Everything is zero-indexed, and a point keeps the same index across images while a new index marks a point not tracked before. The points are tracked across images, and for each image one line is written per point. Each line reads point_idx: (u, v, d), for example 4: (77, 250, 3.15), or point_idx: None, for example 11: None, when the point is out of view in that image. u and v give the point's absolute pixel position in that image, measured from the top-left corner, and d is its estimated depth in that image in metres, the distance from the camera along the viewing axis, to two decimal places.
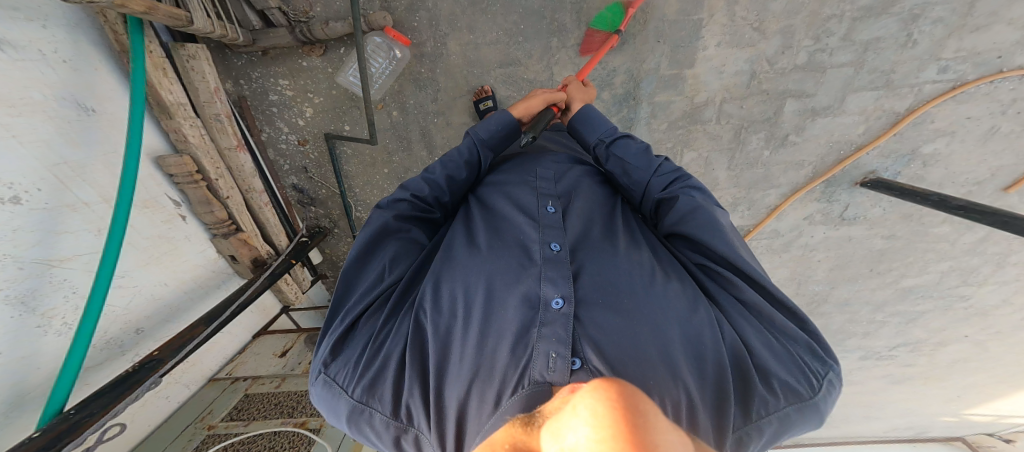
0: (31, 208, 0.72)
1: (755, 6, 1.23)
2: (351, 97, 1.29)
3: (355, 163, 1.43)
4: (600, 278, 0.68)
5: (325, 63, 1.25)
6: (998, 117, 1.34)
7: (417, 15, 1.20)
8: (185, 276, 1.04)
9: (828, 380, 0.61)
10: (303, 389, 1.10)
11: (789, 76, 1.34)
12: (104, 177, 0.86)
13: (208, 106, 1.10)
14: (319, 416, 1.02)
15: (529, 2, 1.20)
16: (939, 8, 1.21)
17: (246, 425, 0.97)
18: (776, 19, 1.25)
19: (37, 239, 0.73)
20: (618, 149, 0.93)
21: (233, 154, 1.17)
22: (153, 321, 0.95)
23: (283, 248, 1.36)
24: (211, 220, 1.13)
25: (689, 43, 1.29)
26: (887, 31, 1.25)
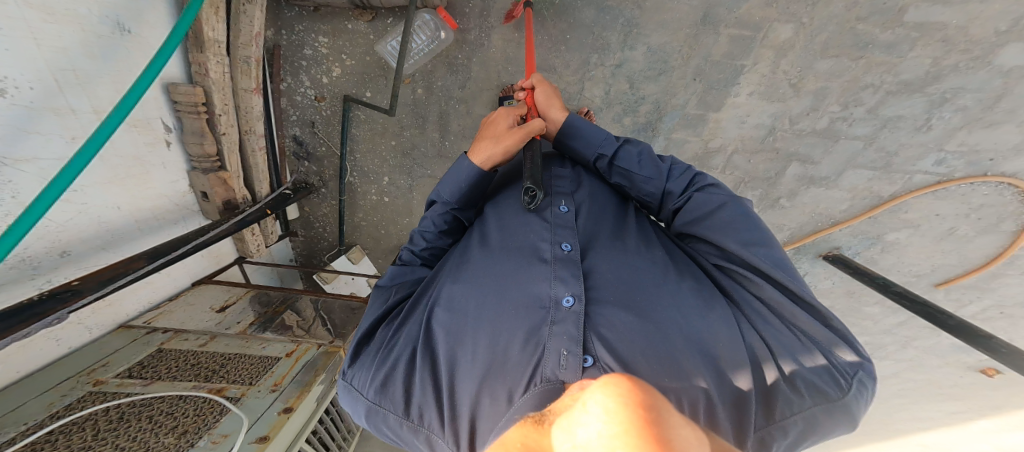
0: (13, 104, 0.64)
1: (801, 61, 1.22)
2: (382, 66, 1.28)
3: (366, 130, 1.40)
4: (613, 278, 0.68)
5: (370, 29, 1.23)
6: (960, 219, 1.45)
7: (470, 2, 1.20)
8: (143, 204, 0.94)
9: (858, 381, 0.56)
10: (231, 352, 0.91)
11: (804, 139, 1.37)
12: (106, 92, 0.80)
13: (243, 48, 1.07)
14: (242, 386, 0.82)
15: (582, 15, 1.20)
16: (968, 96, 1.23)
17: (145, 384, 0.77)
18: (817, 79, 1.25)
19: (3, 135, 0.64)
20: (622, 161, 0.82)
21: (247, 95, 1.13)
22: (86, 245, 0.81)
23: (262, 197, 1.26)
24: (196, 153, 1.04)
25: (724, 88, 1.29)
26: (911, 110, 1.27)
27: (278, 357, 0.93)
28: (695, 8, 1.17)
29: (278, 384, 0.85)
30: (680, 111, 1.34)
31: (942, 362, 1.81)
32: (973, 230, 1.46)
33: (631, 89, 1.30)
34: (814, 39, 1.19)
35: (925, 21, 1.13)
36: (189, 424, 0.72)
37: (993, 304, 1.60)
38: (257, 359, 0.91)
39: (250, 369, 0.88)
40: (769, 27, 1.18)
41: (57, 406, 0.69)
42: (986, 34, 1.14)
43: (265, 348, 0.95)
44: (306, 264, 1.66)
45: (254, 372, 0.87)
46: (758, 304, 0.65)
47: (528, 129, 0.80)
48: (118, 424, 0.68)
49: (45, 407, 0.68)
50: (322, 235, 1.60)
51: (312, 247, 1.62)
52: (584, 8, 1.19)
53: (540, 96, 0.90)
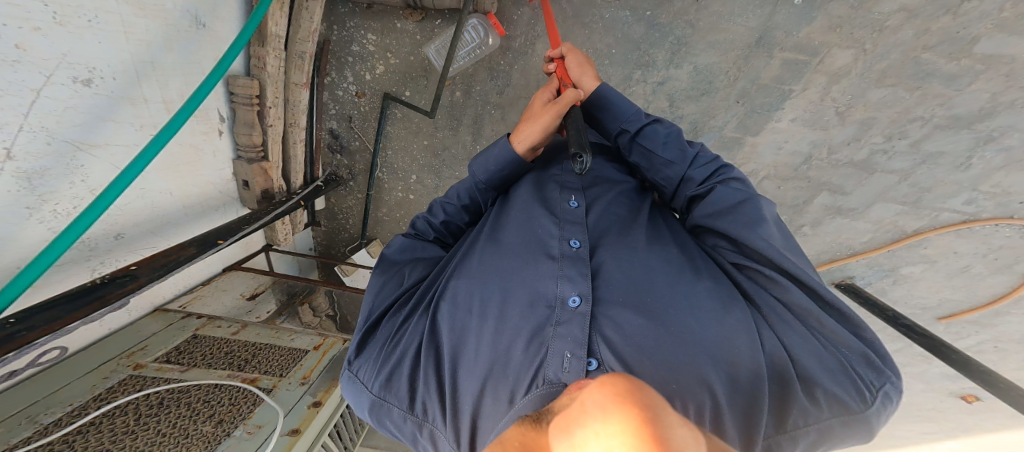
0: (97, 93, 0.68)
1: (852, 90, 1.18)
2: (424, 67, 1.30)
3: (400, 128, 1.41)
4: (624, 276, 0.58)
5: (418, 30, 1.25)
6: (977, 257, 1.38)
7: (520, 10, 1.20)
8: (193, 190, 0.97)
9: (886, 395, 0.48)
10: (261, 342, 0.95)
11: (838, 170, 1.32)
12: (175, 82, 0.84)
13: (300, 43, 1.09)
14: (273, 377, 0.87)
15: (630, 30, 1.19)
16: (1016, 136, 1.16)
17: (183, 371, 0.80)
18: (866, 108, 1.20)
19: (83, 121, 0.67)
20: (646, 140, 0.72)
21: (297, 90, 1.16)
22: (139, 228, 0.83)
23: (297, 188, 1.30)
24: (245, 143, 1.09)
25: (767, 112, 1.26)
26: (954, 147, 1.21)
27: (307, 350, 0.97)
28: (750, 29, 1.14)
29: (307, 376, 0.89)
30: (718, 132, 1.32)
31: (927, 386, 1.71)
32: (987, 269, 1.39)
33: (670, 108, 1.29)
34: (872, 67, 1.13)
35: (994, 54, 1.05)
36: (225, 413, 0.76)
37: (989, 339, 1.51)
38: (286, 350, 0.95)
39: (278, 361, 0.92)
40: (826, 53, 1.14)
41: (100, 388, 0.71)
42: None
43: (294, 340, 0.99)
44: (325, 253, 1.68)
45: (283, 363, 0.91)
46: (783, 309, 0.54)
47: (561, 102, 0.71)
48: (159, 409, 0.72)
49: (89, 389, 0.70)
50: (343, 227, 1.62)
51: (333, 237, 1.64)
52: (633, 24, 1.18)
53: (574, 69, 0.83)
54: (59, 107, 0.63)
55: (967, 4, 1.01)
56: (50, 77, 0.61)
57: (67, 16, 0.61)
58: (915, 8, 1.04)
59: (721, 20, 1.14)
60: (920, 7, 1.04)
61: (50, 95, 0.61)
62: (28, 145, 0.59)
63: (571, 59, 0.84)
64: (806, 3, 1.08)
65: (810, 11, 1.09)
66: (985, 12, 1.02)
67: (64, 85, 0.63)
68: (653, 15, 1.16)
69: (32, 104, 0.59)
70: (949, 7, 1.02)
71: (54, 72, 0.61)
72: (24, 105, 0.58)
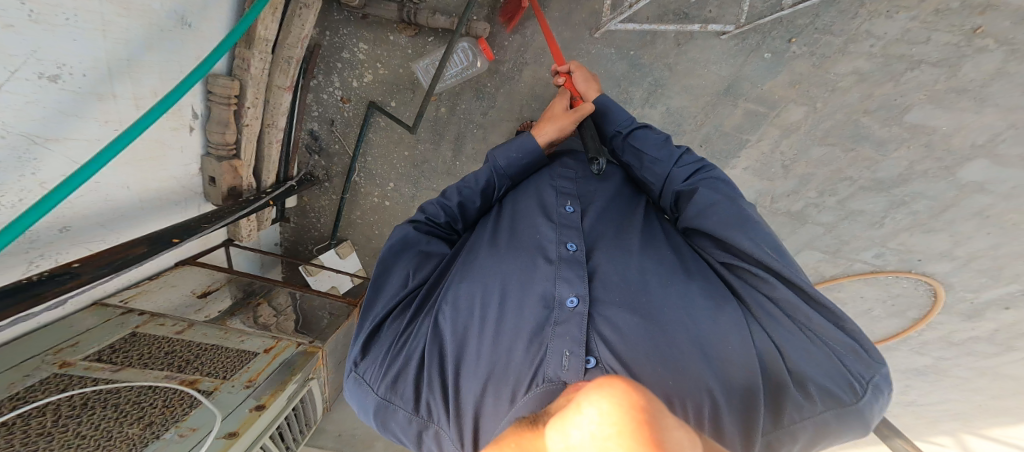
0: (62, 89, 0.64)
1: (799, 146, 1.31)
2: (412, 82, 1.30)
3: (382, 137, 1.40)
4: (620, 280, 0.61)
5: (410, 44, 1.25)
6: (878, 302, 1.60)
7: (512, 36, 1.24)
8: (153, 186, 0.91)
9: (875, 386, 0.50)
10: (208, 344, 0.91)
11: (777, 216, 1.47)
12: (149, 79, 0.79)
13: (288, 48, 1.06)
14: (215, 379, 0.81)
15: (614, 67, 1.26)
16: (923, 202, 1.32)
17: (114, 371, 0.75)
18: (808, 164, 1.34)
19: (43, 116, 0.62)
20: (636, 141, 0.80)
21: (279, 93, 1.11)
22: (88, 221, 0.77)
23: (266, 187, 1.23)
24: (216, 141, 1.02)
25: (724, 158, 1.38)
26: (874, 206, 1.37)
27: (256, 353, 0.93)
28: (722, 78, 1.24)
29: (252, 380, 0.85)
30: None
31: None
32: (885, 313, 1.63)
33: None
34: (819, 124, 1.26)
35: (920, 124, 1.20)
36: (156, 416, 0.70)
37: None
38: (234, 352, 0.91)
39: (225, 363, 0.87)
40: (783, 107, 1.26)
41: (18, 386, 0.65)
42: (964, 145, 1.20)
43: (244, 342, 0.95)
44: (291, 249, 1.61)
45: (229, 365, 0.87)
46: (771, 305, 0.56)
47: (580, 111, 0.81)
48: (82, 410, 0.66)
49: (5, 386, 0.65)
50: (313, 225, 1.56)
51: (302, 234, 1.58)
52: (617, 61, 1.25)
53: (579, 74, 0.91)
54: (19, 101, 0.58)
55: (907, 74, 1.14)
56: (14, 73, 0.57)
57: (44, 15, 0.59)
58: (867, 72, 1.17)
59: (697, 66, 1.24)
60: (870, 72, 1.16)
61: (11, 90, 0.57)
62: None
63: (576, 67, 0.92)
64: (773, 59, 1.20)
65: (776, 66, 1.20)
66: (922, 83, 1.15)
67: (29, 80, 0.59)
68: (636, 55, 1.24)
69: None
70: (892, 75, 1.15)
71: (20, 68, 0.57)
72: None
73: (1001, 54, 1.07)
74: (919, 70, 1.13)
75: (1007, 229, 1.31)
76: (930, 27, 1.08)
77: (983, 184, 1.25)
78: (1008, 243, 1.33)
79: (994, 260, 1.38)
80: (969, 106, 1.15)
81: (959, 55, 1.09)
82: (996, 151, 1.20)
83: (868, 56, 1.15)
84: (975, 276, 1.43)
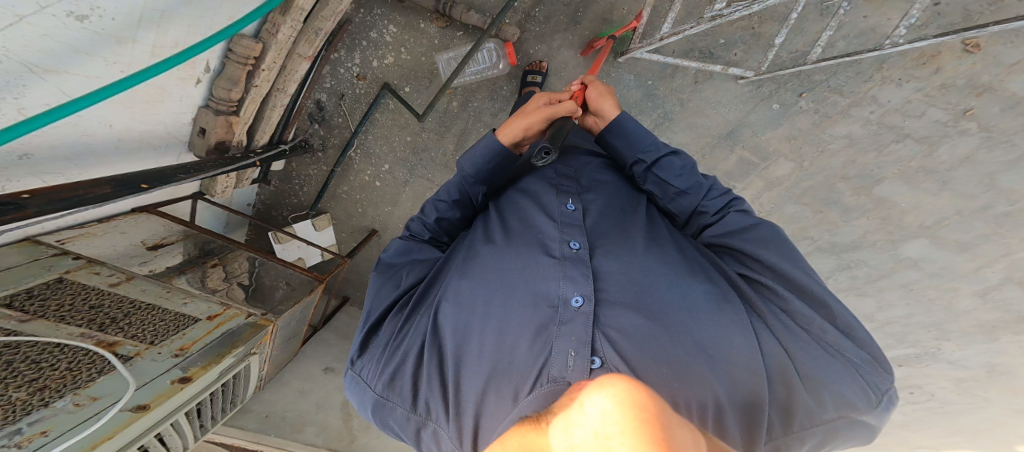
0: (84, 28, 0.64)
1: (777, 200, 1.45)
2: (431, 71, 1.41)
3: (389, 118, 1.48)
4: (626, 278, 0.62)
5: (439, 35, 1.36)
6: None
7: (538, 46, 1.33)
8: (135, 126, 0.89)
9: (887, 397, 0.53)
10: (141, 302, 0.85)
11: None
12: (176, 30, 0.81)
13: (322, 19, 1.11)
14: (139, 344, 0.75)
15: (628, 94, 1.36)
16: (863, 268, 1.47)
17: (22, 321, 0.66)
18: (781, 218, 1.47)
19: (51, 49, 0.61)
20: (660, 172, 0.76)
21: (298, 60, 1.13)
22: (51, 153, 0.72)
23: (257, 148, 1.26)
24: (220, 96, 1.05)
25: None
26: (823, 265, 1.50)
27: (199, 319, 0.89)
28: (728, 121, 1.36)
29: (184, 349, 0.80)
30: None
31: None
32: None
33: None
34: (801, 182, 1.40)
35: (886, 197, 1.34)
36: (53, 381, 0.62)
37: None
38: (170, 315, 0.87)
39: (158, 327, 0.82)
40: (773, 161, 1.39)
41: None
42: (914, 223, 1.35)
43: (186, 305, 0.91)
44: (264, 212, 1.68)
45: (162, 330, 0.82)
46: (785, 315, 0.60)
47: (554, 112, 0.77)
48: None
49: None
50: (294, 193, 1.63)
51: (279, 198, 1.65)
52: (633, 88, 1.36)
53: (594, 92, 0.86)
54: (34, 33, 0.58)
55: (891, 146, 1.27)
56: (44, 8, 0.58)
57: None
58: (858, 138, 1.29)
59: (707, 106, 1.35)
60: (859, 138, 1.29)
61: (32, 22, 0.57)
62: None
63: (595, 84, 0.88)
64: (780, 110, 1.31)
65: (781, 117, 1.32)
66: (900, 158, 1.28)
67: (56, 16, 0.59)
68: (652, 87, 1.34)
69: (8, 26, 0.54)
70: (878, 145, 1.28)
71: (52, 5, 0.58)
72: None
73: (977, 139, 1.21)
74: (902, 143, 1.26)
75: (924, 302, 1.46)
76: (929, 101, 1.20)
77: (917, 261, 1.40)
78: (918, 314, 1.49)
79: (905, 327, 1.53)
80: (931, 187, 1.29)
81: (943, 133, 1.22)
82: (938, 233, 1.34)
83: (865, 121, 1.27)
84: (884, 337, 1.57)
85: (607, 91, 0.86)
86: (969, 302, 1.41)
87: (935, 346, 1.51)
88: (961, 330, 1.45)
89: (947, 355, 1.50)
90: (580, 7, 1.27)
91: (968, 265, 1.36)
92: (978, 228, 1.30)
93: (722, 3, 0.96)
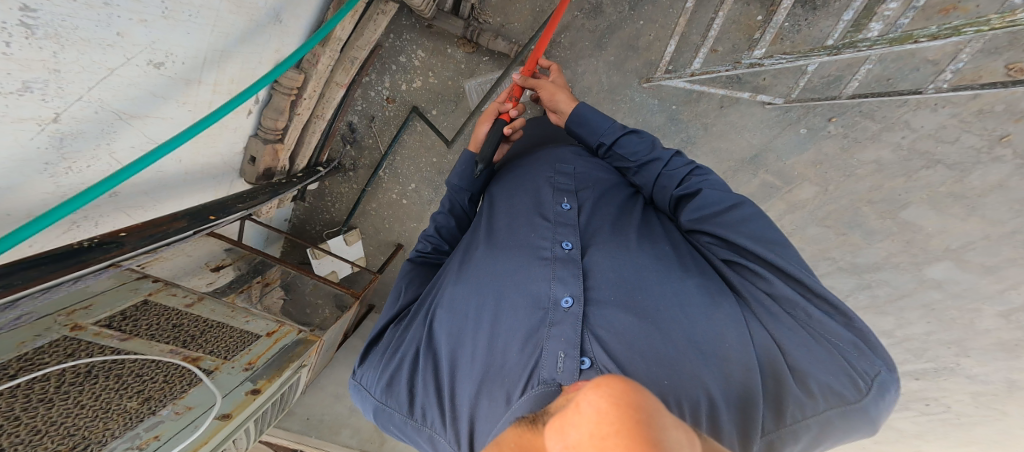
0: (162, 74, 0.79)
1: (797, 222, 1.49)
2: (457, 94, 1.49)
3: (416, 139, 1.59)
4: (614, 275, 0.63)
5: (466, 59, 1.44)
6: None
7: (563, 71, 1.41)
8: (200, 160, 1.06)
9: (880, 383, 0.50)
10: (212, 320, 0.99)
11: None
12: (233, 67, 0.98)
13: (356, 49, 1.26)
14: (216, 359, 0.89)
15: (651, 118, 1.44)
16: (884, 288, 1.47)
17: (123, 340, 0.78)
18: (802, 239, 1.51)
19: (135, 97, 0.76)
20: (621, 148, 0.83)
21: (335, 88, 1.31)
22: (133, 188, 0.88)
23: (296, 169, 1.43)
24: (268, 125, 1.22)
25: None
26: (843, 284, 1.52)
27: (259, 335, 1.04)
28: (752, 145, 1.41)
29: (251, 363, 0.95)
30: None
31: None
32: None
33: None
34: (824, 206, 1.43)
35: (911, 221, 1.34)
36: (155, 391, 0.75)
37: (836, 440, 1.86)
38: (236, 332, 1.01)
39: (227, 343, 0.96)
40: (797, 184, 1.43)
41: (27, 347, 0.67)
42: (938, 247, 1.34)
43: (248, 323, 1.06)
44: (297, 227, 1.77)
45: (229, 346, 0.96)
46: (770, 301, 0.58)
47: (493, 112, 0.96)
48: (85, 379, 0.69)
49: (15, 345, 0.66)
50: (327, 209, 1.73)
51: (312, 214, 1.75)
52: (657, 113, 1.43)
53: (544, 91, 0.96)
54: (122, 84, 0.72)
55: (921, 172, 1.28)
56: (129, 59, 0.71)
57: (173, 11, 0.74)
58: (886, 163, 1.31)
59: (731, 131, 1.41)
60: (888, 163, 1.31)
61: (120, 73, 0.71)
62: (77, 111, 0.67)
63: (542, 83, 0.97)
64: (807, 135, 1.35)
65: (807, 142, 1.36)
66: (929, 183, 1.28)
67: (138, 66, 0.73)
68: (675, 112, 1.42)
69: (100, 80, 0.68)
70: (908, 170, 1.29)
71: (135, 56, 0.72)
72: (93, 80, 0.67)
73: (1011, 166, 1.19)
74: (933, 169, 1.26)
75: (945, 322, 1.45)
76: (963, 127, 1.20)
77: (940, 282, 1.40)
78: (939, 332, 1.47)
79: (924, 344, 1.51)
80: (959, 212, 1.28)
81: (974, 161, 1.22)
82: (963, 256, 1.33)
83: (895, 146, 1.28)
84: (903, 353, 1.56)
85: (558, 87, 0.95)
86: (992, 323, 1.38)
87: (953, 361, 1.49)
88: (982, 348, 1.42)
89: (965, 370, 1.48)
90: (605, 34, 1.35)
91: (992, 287, 1.34)
92: (1005, 253, 1.28)
93: (761, 50, 0.98)
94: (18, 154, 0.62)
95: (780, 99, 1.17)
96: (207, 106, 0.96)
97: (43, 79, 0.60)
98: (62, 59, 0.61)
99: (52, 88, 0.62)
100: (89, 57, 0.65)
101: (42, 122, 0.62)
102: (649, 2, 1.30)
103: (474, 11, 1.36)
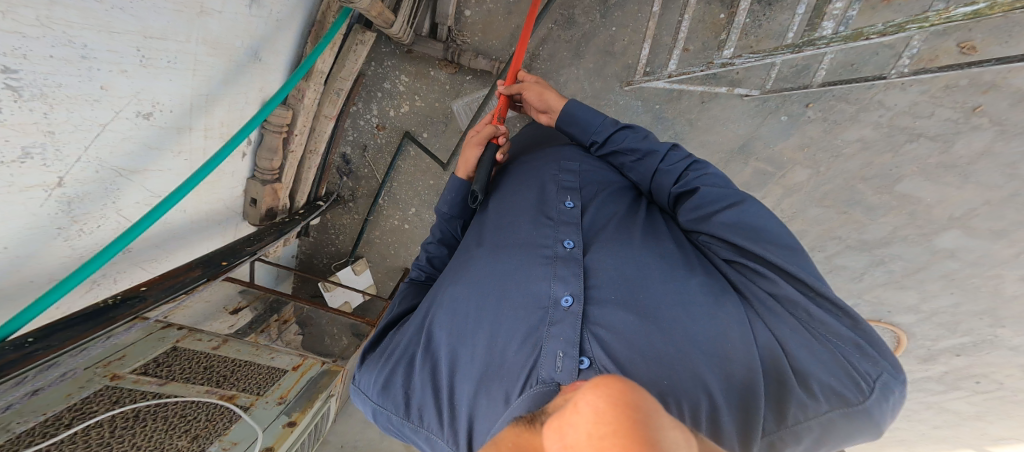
0: (152, 125, 0.83)
1: (798, 205, 1.47)
2: (446, 115, 1.53)
3: (411, 164, 1.63)
4: (617, 273, 0.64)
5: (450, 79, 1.48)
6: None
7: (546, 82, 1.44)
8: (204, 207, 1.11)
9: (882, 384, 0.51)
10: (239, 359, 1.02)
11: None
12: (222, 111, 1.03)
13: (341, 81, 1.31)
14: (251, 395, 0.92)
15: (637, 118, 1.45)
16: (899, 263, 1.45)
17: (162, 384, 0.82)
18: (805, 221, 1.49)
19: (131, 151, 0.80)
20: (614, 146, 0.86)
21: (325, 121, 1.36)
22: (146, 243, 0.92)
23: (297, 205, 1.48)
24: (264, 166, 1.26)
25: None
26: (856, 263, 1.50)
27: (286, 370, 1.06)
28: (738, 136, 1.42)
29: (284, 396, 0.97)
30: None
31: None
32: None
33: None
34: (819, 187, 1.42)
35: (909, 193, 1.33)
36: (202, 429, 0.79)
37: None
38: (266, 369, 1.03)
39: (258, 379, 0.99)
40: (788, 168, 1.43)
41: (73, 399, 0.72)
42: (942, 216, 1.33)
43: (275, 359, 1.08)
44: (304, 262, 1.82)
45: (261, 382, 0.98)
46: (772, 300, 0.59)
47: (481, 135, 0.91)
48: (134, 422, 0.73)
49: (63, 398, 0.71)
50: (332, 241, 1.77)
51: (318, 248, 1.79)
52: (642, 112, 1.44)
53: (534, 92, 1.00)
54: (117, 139, 0.76)
55: (906, 146, 1.28)
56: (118, 113, 0.75)
57: (152, 59, 0.78)
58: (869, 141, 1.31)
59: (717, 124, 1.42)
60: (873, 141, 1.30)
61: (113, 128, 0.75)
62: (78, 173, 0.71)
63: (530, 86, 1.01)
64: (789, 121, 1.35)
65: (790, 128, 1.36)
66: (917, 156, 1.28)
67: (128, 119, 0.77)
68: (660, 110, 1.43)
69: (94, 136, 0.72)
70: (893, 146, 1.29)
71: (123, 109, 0.75)
72: (88, 138, 0.71)
73: (991, 133, 1.20)
74: (918, 142, 1.26)
75: (969, 291, 1.42)
76: (936, 102, 1.20)
77: (954, 251, 1.38)
78: (966, 302, 1.44)
79: (954, 316, 1.48)
80: (953, 181, 1.28)
81: (955, 131, 1.22)
82: (969, 224, 1.32)
83: (875, 125, 1.28)
84: (935, 327, 1.53)
85: (543, 86, 1.00)
86: (1016, 286, 1.37)
87: (990, 333, 1.46)
88: (1015, 316, 1.40)
89: (1005, 341, 1.45)
90: (581, 42, 1.38)
91: (1006, 251, 1.33)
92: (1010, 216, 1.27)
93: (730, 50, 0.98)
94: (28, 222, 0.66)
95: (755, 91, 1.19)
96: (202, 153, 1.01)
97: (40, 143, 0.64)
98: (53, 120, 0.65)
99: (50, 151, 0.66)
100: (80, 114, 0.68)
101: (48, 188, 0.67)
102: (619, 7, 1.33)
103: (452, 33, 1.41)
